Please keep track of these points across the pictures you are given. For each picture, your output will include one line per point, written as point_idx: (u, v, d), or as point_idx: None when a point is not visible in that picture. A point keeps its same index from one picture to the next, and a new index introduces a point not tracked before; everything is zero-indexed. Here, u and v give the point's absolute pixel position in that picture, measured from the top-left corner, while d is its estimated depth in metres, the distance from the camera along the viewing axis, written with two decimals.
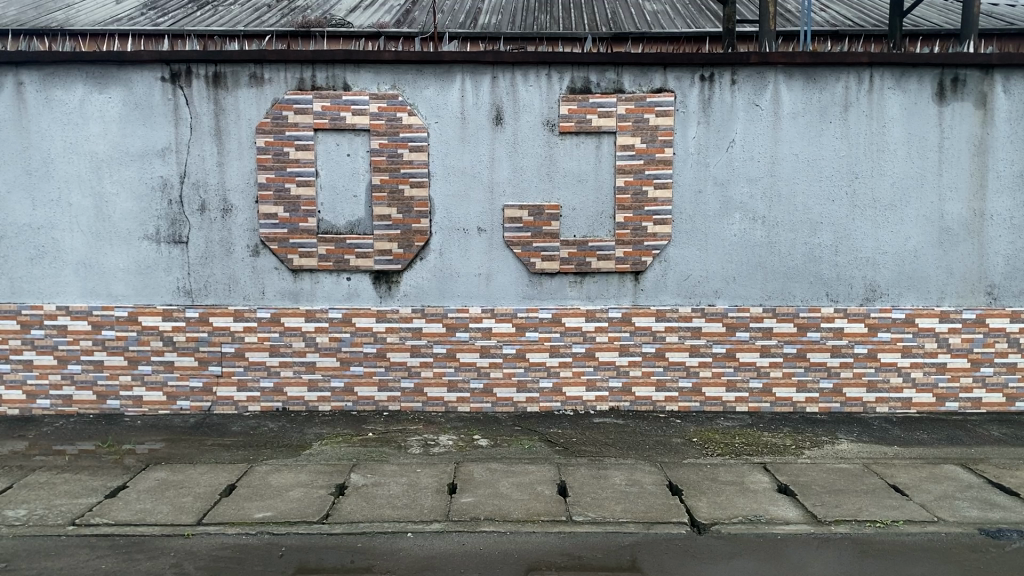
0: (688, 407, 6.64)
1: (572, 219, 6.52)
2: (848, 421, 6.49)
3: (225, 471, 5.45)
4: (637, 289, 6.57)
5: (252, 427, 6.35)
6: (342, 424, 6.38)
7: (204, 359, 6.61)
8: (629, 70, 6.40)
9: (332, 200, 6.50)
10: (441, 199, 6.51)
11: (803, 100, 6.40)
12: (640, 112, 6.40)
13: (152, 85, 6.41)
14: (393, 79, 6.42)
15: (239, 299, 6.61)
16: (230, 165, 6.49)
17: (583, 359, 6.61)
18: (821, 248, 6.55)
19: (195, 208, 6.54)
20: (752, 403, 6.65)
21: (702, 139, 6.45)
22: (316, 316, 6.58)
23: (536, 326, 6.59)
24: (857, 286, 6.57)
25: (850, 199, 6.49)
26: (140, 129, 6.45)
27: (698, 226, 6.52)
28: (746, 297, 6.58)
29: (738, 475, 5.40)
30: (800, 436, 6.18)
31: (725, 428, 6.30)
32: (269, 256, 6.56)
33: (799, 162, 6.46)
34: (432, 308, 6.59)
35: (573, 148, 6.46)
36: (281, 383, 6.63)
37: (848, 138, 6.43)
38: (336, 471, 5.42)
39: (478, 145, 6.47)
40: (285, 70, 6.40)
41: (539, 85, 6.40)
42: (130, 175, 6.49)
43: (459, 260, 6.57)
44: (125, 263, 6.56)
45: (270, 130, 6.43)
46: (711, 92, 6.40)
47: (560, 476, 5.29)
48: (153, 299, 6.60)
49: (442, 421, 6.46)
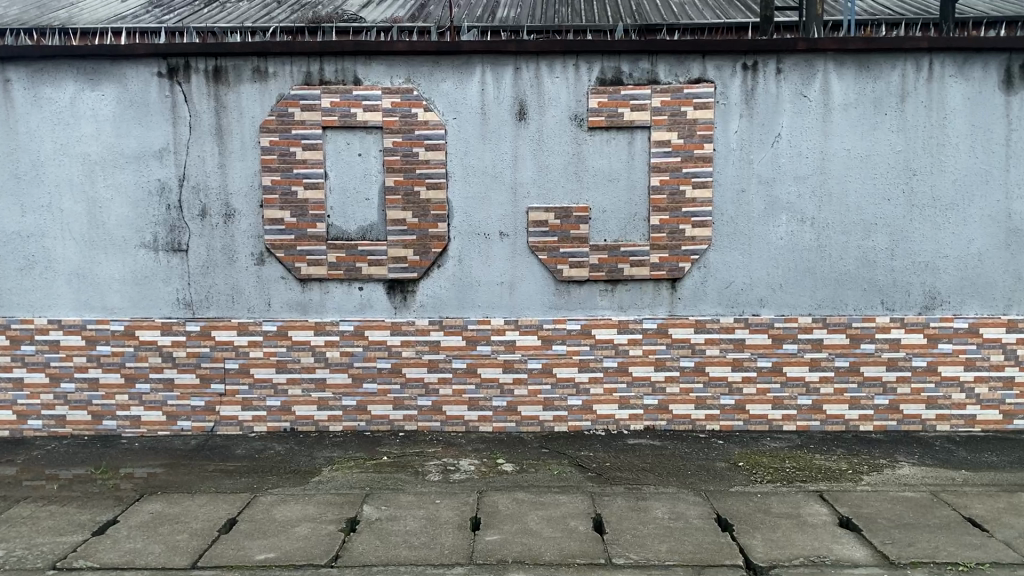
0: (731, 426, 6.11)
1: (602, 222, 5.99)
2: (907, 441, 5.93)
3: (225, 502, 4.97)
4: (674, 298, 6.04)
5: (258, 450, 5.87)
6: (355, 446, 5.88)
7: (206, 376, 6.13)
8: (664, 60, 5.87)
9: (343, 204, 6.01)
10: (461, 202, 6.00)
11: (855, 90, 5.84)
12: (677, 104, 5.86)
13: (147, 81, 5.94)
14: (407, 72, 5.92)
15: (242, 311, 6.12)
16: (232, 167, 6.00)
17: (614, 375, 6.08)
18: (876, 252, 5.99)
19: (195, 213, 6.06)
20: (801, 422, 6.09)
21: (744, 132, 5.90)
22: (326, 329, 6.08)
23: (563, 339, 6.06)
24: (915, 293, 6.01)
25: (908, 198, 5.92)
26: (135, 128, 5.99)
27: (740, 228, 5.97)
28: (793, 306, 6.03)
29: (793, 506, 4.85)
30: (856, 459, 5.63)
31: (772, 451, 5.76)
32: (275, 265, 6.08)
33: (851, 158, 5.90)
34: (450, 320, 6.07)
35: (603, 145, 5.94)
36: (288, 402, 6.14)
37: (905, 132, 5.86)
38: (346, 502, 4.91)
39: (500, 143, 5.95)
40: (290, 63, 5.91)
41: (566, 77, 5.88)
42: (125, 178, 6.03)
43: (480, 267, 6.05)
44: (121, 273, 6.10)
45: (275, 128, 5.94)
46: (755, 82, 5.86)
47: (595, 508, 4.76)
48: (151, 312, 6.13)
49: (463, 443, 5.94)
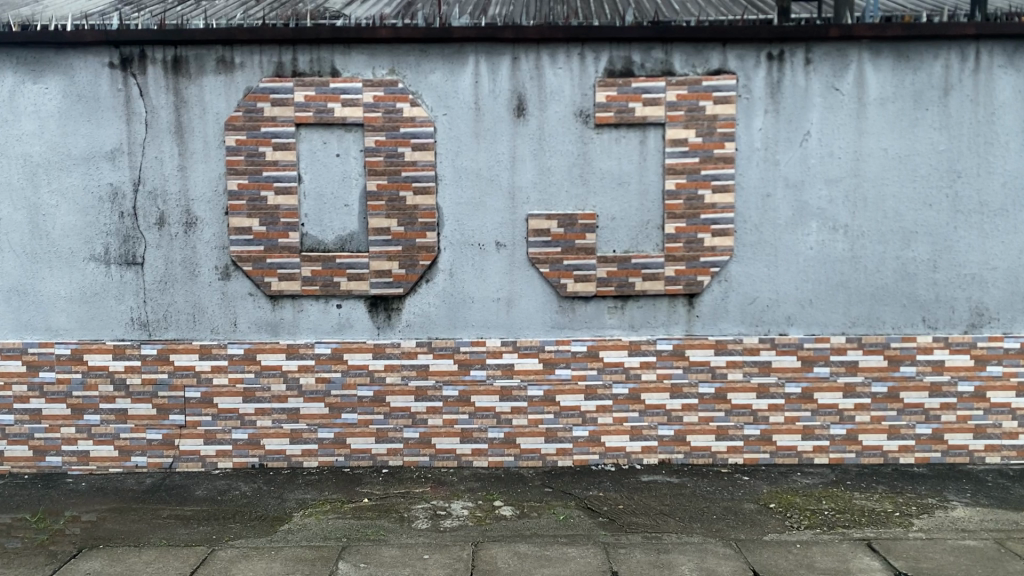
0: (755, 460, 5.44)
1: (611, 230, 5.33)
2: (953, 476, 5.28)
3: (176, 559, 4.26)
4: (692, 316, 5.38)
5: (221, 490, 5.16)
6: (332, 485, 5.18)
7: (164, 406, 5.42)
8: (680, 49, 5.23)
9: (318, 210, 5.33)
10: (452, 208, 5.33)
11: (893, 83, 5.22)
12: (695, 98, 5.22)
13: (97, 73, 5.26)
14: (391, 62, 5.26)
15: (205, 332, 5.42)
16: (193, 169, 5.32)
17: (625, 403, 5.40)
18: (916, 263, 5.35)
19: (151, 221, 5.37)
20: (833, 454, 5.44)
21: (770, 130, 5.27)
22: (299, 353, 5.39)
23: (568, 362, 5.38)
24: (961, 308, 5.37)
25: (952, 203, 5.29)
26: (83, 125, 5.30)
27: (765, 237, 5.33)
28: (825, 324, 5.38)
29: (839, 559, 4.21)
30: (900, 499, 4.97)
31: (805, 489, 5.10)
32: (242, 280, 5.39)
33: (889, 158, 5.27)
34: (440, 342, 5.39)
35: (612, 144, 5.29)
36: (257, 435, 5.44)
37: (949, 129, 5.24)
38: (319, 559, 4.23)
39: (496, 142, 5.29)
40: (258, 52, 5.24)
41: (570, 68, 5.23)
42: (71, 182, 5.33)
43: (474, 282, 5.38)
44: (68, 289, 5.40)
45: (242, 126, 5.26)
46: (781, 74, 5.23)
47: (611, 565, 4.11)
48: (102, 333, 5.42)
49: (455, 481, 5.25)
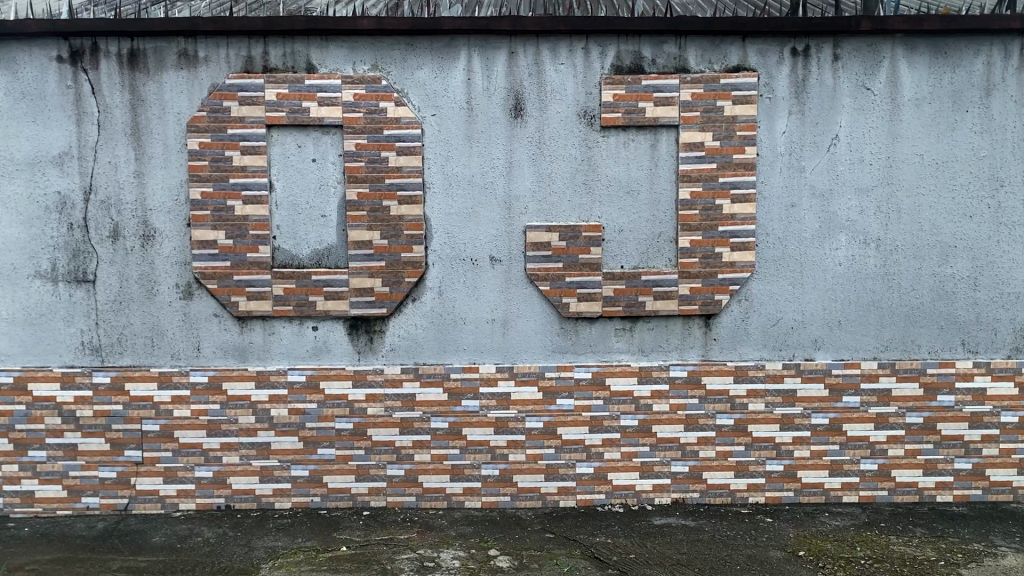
0: (778, 498, 4.91)
1: (619, 243, 4.80)
2: (997, 516, 4.77)
3: None
4: (708, 339, 4.85)
5: (180, 537, 4.57)
6: (307, 531, 4.61)
7: (118, 441, 4.83)
8: (695, 43, 4.71)
9: (292, 222, 4.77)
10: (442, 220, 4.79)
11: (928, 82, 4.73)
12: (711, 97, 4.71)
13: (44, 68, 4.69)
14: (373, 57, 4.72)
15: (164, 358, 4.84)
16: (151, 175, 4.75)
17: (635, 436, 4.86)
18: (955, 281, 4.84)
19: (104, 234, 4.79)
20: (864, 492, 4.91)
21: (794, 134, 4.76)
22: (270, 381, 4.82)
23: (570, 391, 4.84)
24: (1004, 331, 4.86)
25: (993, 215, 4.79)
26: (28, 126, 4.72)
27: (790, 252, 4.81)
28: (855, 348, 4.86)
29: None
30: (944, 544, 4.44)
31: (836, 532, 4.56)
32: (206, 299, 4.81)
33: (925, 165, 4.77)
34: (428, 368, 4.83)
35: (619, 148, 4.76)
36: (222, 473, 4.86)
37: (990, 132, 4.75)
38: None
39: (491, 146, 4.75)
40: (225, 45, 4.69)
41: (574, 63, 4.71)
42: (14, 190, 4.75)
43: (466, 301, 4.83)
44: (9, 311, 4.81)
45: (206, 127, 4.70)
46: (807, 72, 4.72)
47: None
48: (48, 360, 4.83)
49: (444, 525, 4.68)
